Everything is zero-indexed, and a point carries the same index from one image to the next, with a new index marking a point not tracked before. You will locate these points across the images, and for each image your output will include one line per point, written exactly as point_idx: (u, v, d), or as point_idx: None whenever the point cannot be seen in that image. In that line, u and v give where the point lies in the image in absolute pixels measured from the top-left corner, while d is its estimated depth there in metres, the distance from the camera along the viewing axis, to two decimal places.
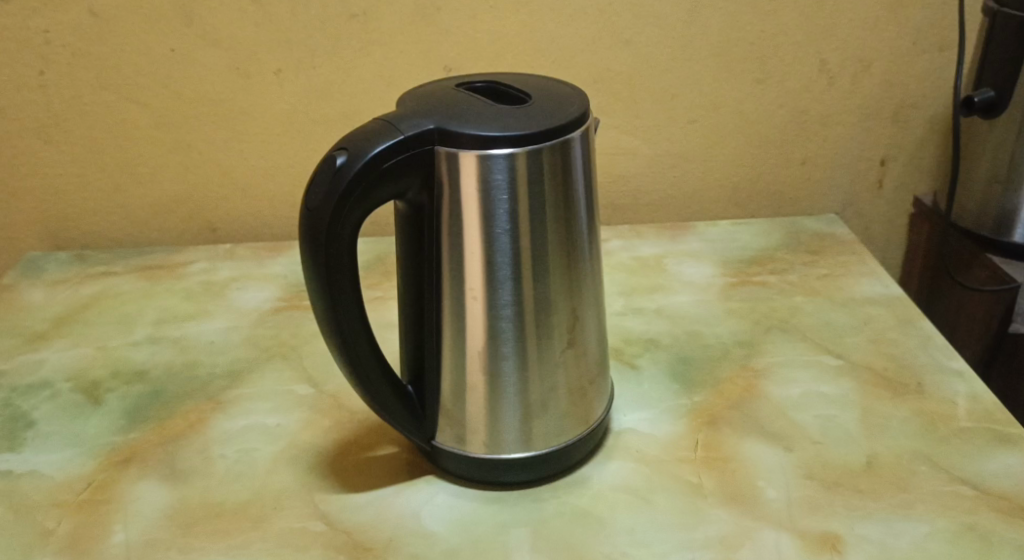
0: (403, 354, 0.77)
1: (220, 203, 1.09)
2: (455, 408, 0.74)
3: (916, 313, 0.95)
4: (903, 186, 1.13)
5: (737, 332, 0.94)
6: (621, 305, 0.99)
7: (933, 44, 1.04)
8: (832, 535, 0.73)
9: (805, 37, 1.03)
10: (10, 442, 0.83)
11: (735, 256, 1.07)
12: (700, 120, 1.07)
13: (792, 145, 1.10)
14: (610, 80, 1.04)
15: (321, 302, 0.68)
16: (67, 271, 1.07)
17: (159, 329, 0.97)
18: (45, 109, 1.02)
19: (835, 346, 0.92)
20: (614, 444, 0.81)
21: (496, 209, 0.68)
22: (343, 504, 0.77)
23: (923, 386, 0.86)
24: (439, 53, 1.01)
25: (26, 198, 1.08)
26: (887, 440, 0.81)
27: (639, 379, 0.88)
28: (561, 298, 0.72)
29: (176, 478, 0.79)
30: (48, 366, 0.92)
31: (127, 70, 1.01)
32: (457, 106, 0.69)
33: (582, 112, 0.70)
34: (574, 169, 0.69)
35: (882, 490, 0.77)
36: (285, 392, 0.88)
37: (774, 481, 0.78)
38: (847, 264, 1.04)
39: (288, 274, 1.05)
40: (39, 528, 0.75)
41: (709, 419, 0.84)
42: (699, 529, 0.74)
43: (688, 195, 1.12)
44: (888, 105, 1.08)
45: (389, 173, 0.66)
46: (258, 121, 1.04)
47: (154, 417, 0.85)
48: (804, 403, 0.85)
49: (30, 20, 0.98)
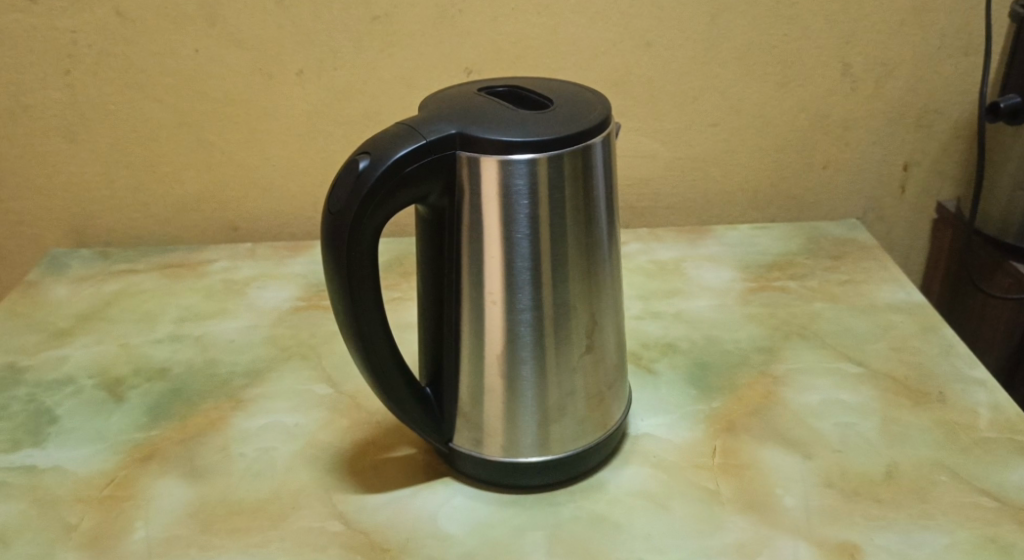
0: (422, 357, 0.77)
1: (242, 202, 1.10)
2: (472, 411, 0.75)
3: (938, 320, 0.95)
4: (925, 191, 1.12)
5: (756, 337, 0.94)
6: (640, 309, 0.99)
7: (957, 49, 1.04)
8: (851, 544, 0.73)
9: (828, 42, 1.03)
10: (33, 437, 0.84)
11: (755, 261, 1.07)
12: (722, 124, 1.07)
13: (814, 150, 1.09)
14: (632, 83, 1.04)
15: (342, 305, 0.68)
16: (91, 268, 1.08)
17: (181, 327, 0.98)
18: (71, 107, 1.03)
19: (856, 353, 0.91)
20: (631, 449, 0.81)
21: (516, 214, 0.68)
22: (361, 505, 0.77)
23: (945, 395, 0.86)
24: (460, 55, 1.02)
25: (51, 196, 1.09)
26: (907, 449, 0.81)
27: (656, 384, 0.88)
28: (580, 302, 0.72)
29: (197, 475, 0.80)
30: (72, 362, 0.93)
31: (153, 70, 1.01)
32: (479, 110, 0.69)
33: (604, 118, 0.70)
34: (595, 174, 0.69)
35: (902, 501, 0.76)
36: (304, 392, 0.89)
37: (792, 489, 0.77)
38: (869, 270, 1.04)
39: (308, 274, 1.06)
40: (61, 524, 0.76)
41: (727, 425, 0.83)
42: (716, 536, 0.74)
43: (708, 199, 1.12)
44: (912, 111, 1.07)
45: (411, 178, 0.66)
46: (280, 121, 1.05)
47: (175, 414, 0.86)
48: (823, 410, 0.85)
49: (57, 20, 0.99)
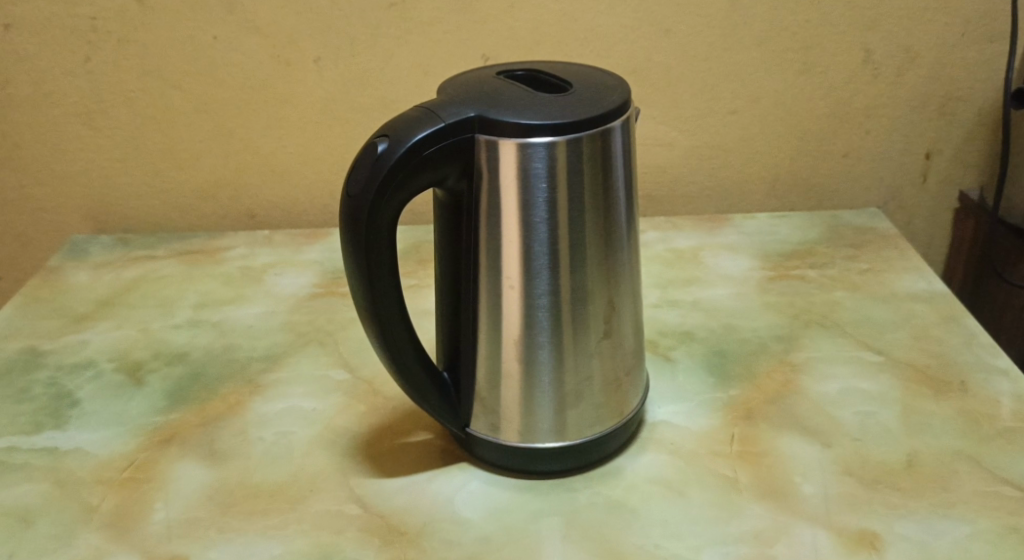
0: (439, 340, 0.77)
1: (260, 190, 1.10)
2: (489, 396, 0.75)
3: (959, 310, 0.94)
4: (947, 180, 1.11)
5: (774, 326, 0.93)
6: (657, 297, 0.98)
7: (982, 36, 1.03)
8: (871, 533, 0.73)
9: (850, 27, 1.02)
10: (54, 420, 0.85)
11: (774, 249, 1.06)
12: (741, 111, 1.06)
13: (835, 138, 1.08)
14: (651, 70, 1.03)
15: (359, 289, 0.68)
16: (111, 254, 1.09)
17: (200, 312, 0.98)
18: (91, 94, 1.04)
19: (877, 342, 0.91)
20: (649, 436, 0.81)
21: (534, 198, 0.68)
22: (378, 489, 0.77)
23: (967, 385, 0.85)
24: (477, 42, 1.02)
25: (71, 183, 1.09)
26: (929, 439, 0.80)
27: (674, 372, 0.88)
28: (598, 287, 0.72)
29: (216, 458, 0.80)
30: (92, 347, 0.93)
31: (172, 56, 1.02)
32: (498, 94, 0.69)
33: (624, 101, 0.69)
34: (613, 158, 0.69)
35: (923, 490, 0.76)
36: (321, 377, 0.89)
37: (811, 478, 0.77)
38: (890, 259, 1.03)
39: (325, 261, 1.06)
40: (82, 504, 0.77)
41: (745, 413, 0.83)
42: (734, 523, 0.74)
43: (726, 189, 1.12)
44: (934, 98, 1.06)
45: (430, 161, 0.66)
46: (299, 108, 1.05)
47: (194, 398, 0.86)
48: (843, 399, 0.84)
49: (77, 7, 0.99)
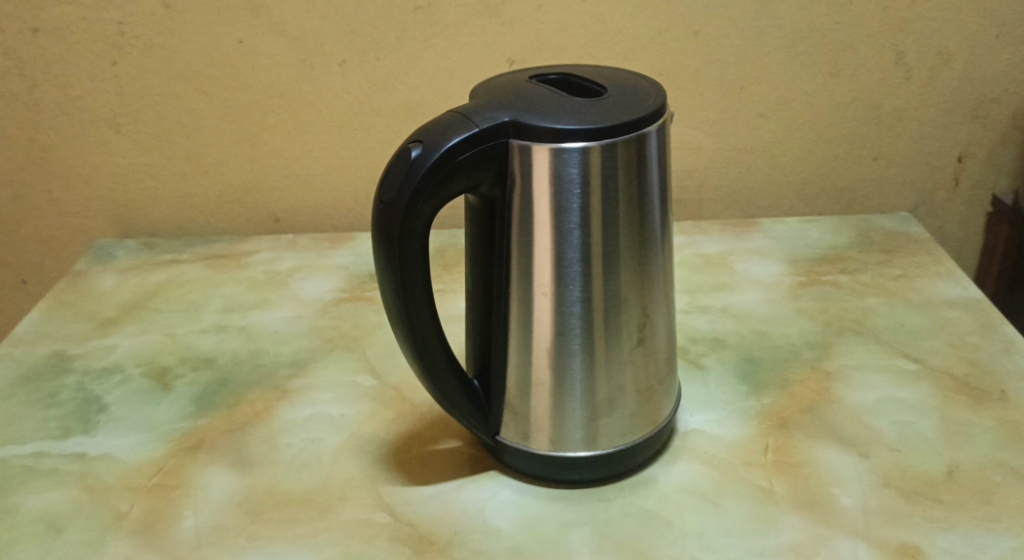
0: (470, 347, 0.76)
1: (285, 193, 1.10)
2: (520, 404, 0.74)
3: (996, 318, 0.92)
4: (980, 185, 1.09)
5: (807, 333, 0.92)
6: (686, 303, 0.97)
7: (1017, 38, 1.01)
8: (912, 547, 0.71)
9: (881, 29, 1.00)
10: (83, 425, 0.84)
11: (804, 255, 1.04)
12: (770, 114, 1.05)
13: (866, 141, 1.07)
14: (678, 74, 1.02)
15: (391, 295, 0.68)
16: (137, 258, 1.08)
17: (226, 317, 0.98)
18: (117, 99, 1.04)
19: (911, 349, 0.89)
20: (680, 445, 0.80)
21: (567, 204, 0.67)
22: (409, 498, 0.77)
23: (1006, 394, 0.83)
24: (503, 45, 1.01)
25: (96, 187, 1.09)
26: (969, 449, 0.79)
27: (705, 380, 0.87)
28: (631, 295, 0.71)
29: (245, 465, 0.80)
30: (120, 352, 0.93)
31: (198, 61, 1.01)
32: (532, 98, 0.68)
33: (659, 106, 0.68)
34: (649, 163, 0.68)
35: (965, 502, 0.74)
36: (349, 383, 0.88)
37: (848, 488, 0.76)
38: (923, 265, 1.01)
39: (350, 265, 1.06)
40: (112, 511, 0.76)
41: (780, 422, 0.82)
42: (772, 535, 0.72)
43: (755, 193, 1.10)
44: (968, 101, 1.05)
45: (463, 166, 0.65)
46: (324, 111, 1.04)
47: (221, 404, 0.86)
48: (879, 408, 0.83)
49: (104, 11, 0.99)
